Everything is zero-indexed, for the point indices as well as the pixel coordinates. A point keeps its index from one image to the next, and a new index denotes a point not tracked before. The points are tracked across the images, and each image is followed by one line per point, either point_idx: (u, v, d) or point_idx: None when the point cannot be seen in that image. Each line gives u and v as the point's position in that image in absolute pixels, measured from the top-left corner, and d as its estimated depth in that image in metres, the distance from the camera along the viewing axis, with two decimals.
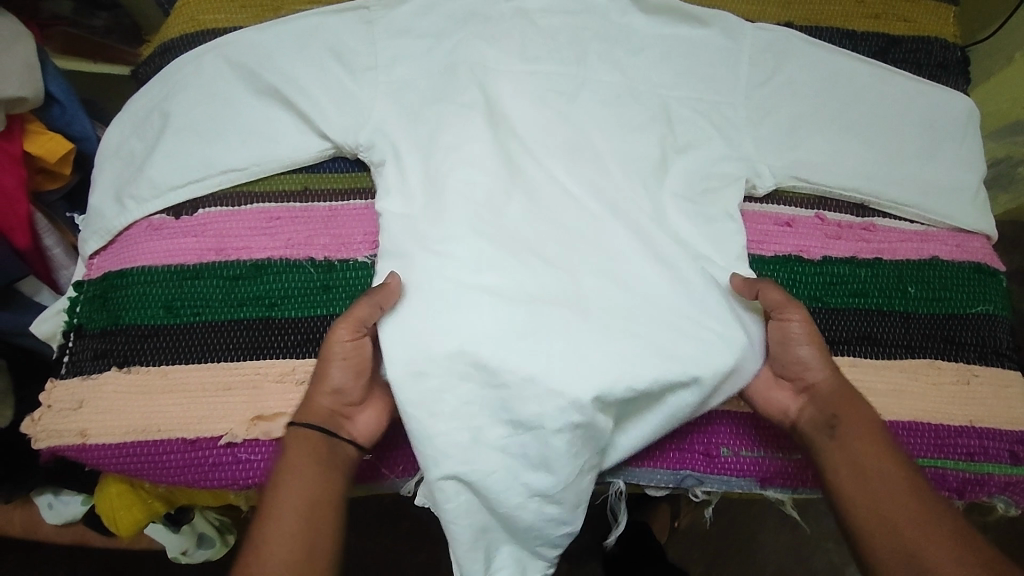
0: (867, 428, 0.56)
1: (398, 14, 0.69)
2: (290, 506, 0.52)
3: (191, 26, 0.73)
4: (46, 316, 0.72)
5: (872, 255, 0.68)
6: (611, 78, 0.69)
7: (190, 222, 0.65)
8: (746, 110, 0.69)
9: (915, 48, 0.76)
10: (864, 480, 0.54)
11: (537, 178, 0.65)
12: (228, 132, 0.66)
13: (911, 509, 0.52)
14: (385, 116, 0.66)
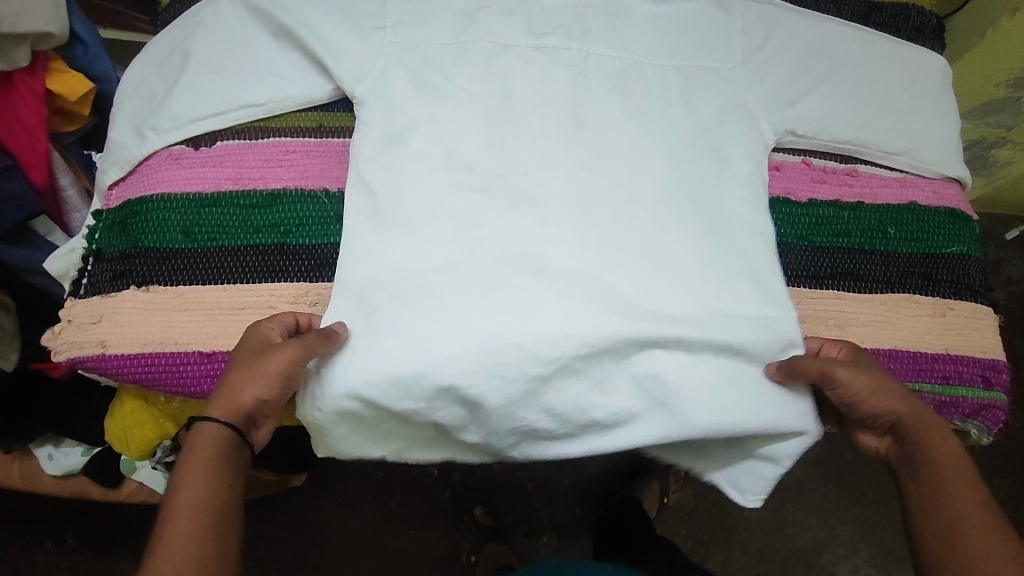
0: (940, 462, 0.59)
1: None
2: (190, 509, 0.53)
3: None
4: (59, 253, 0.70)
5: (854, 199, 0.72)
6: (612, 40, 0.75)
7: (210, 154, 0.68)
8: (736, 67, 0.74)
9: (894, 14, 0.81)
10: (936, 503, 0.58)
11: (537, 127, 0.70)
12: (247, 71, 0.69)
13: (979, 526, 0.56)
14: (396, 62, 0.69)
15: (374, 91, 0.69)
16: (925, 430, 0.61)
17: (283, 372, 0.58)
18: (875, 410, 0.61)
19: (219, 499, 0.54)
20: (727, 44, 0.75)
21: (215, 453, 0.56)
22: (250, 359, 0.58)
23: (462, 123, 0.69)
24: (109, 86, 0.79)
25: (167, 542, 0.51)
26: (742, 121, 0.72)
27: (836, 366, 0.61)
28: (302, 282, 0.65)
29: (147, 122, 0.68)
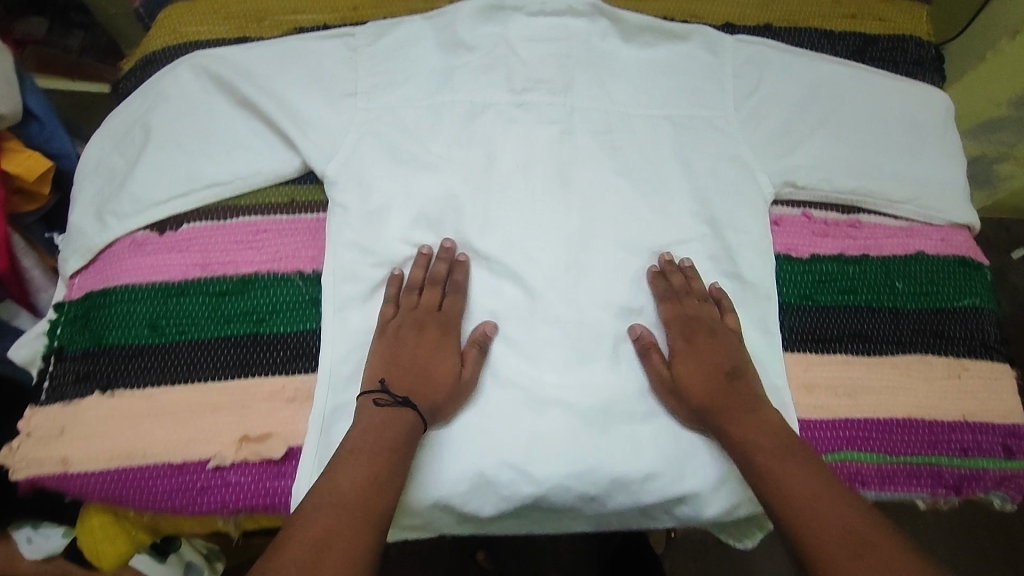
0: (769, 447, 0.56)
1: (382, 45, 0.72)
2: (347, 477, 0.51)
3: (173, 38, 0.71)
4: (24, 341, 0.66)
5: (860, 251, 0.68)
6: (597, 97, 0.72)
7: (176, 239, 0.64)
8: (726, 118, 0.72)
9: (891, 47, 0.77)
10: (785, 488, 0.53)
11: (518, 193, 0.67)
12: (213, 149, 0.66)
13: (832, 511, 0.50)
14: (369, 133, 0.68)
15: (345, 168, 0.67)
16: (760, 449, 0.56)
17: (462, 390, 0.59)
18: (693, 386, 0.60)
19: (380, 486, 0.52)
20: (717, 92, 0.73)
21: (389, 437, 0.54)
22: (441, 364, 0.60)
23: (442, 194, 0.66)
24: (69, 162, 0.75)
25: (307, 518, 0.49)
26: (736, 174, 0.69)
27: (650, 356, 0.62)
28: (277, 376, 0.60)
29: (108, 206, 0.64)
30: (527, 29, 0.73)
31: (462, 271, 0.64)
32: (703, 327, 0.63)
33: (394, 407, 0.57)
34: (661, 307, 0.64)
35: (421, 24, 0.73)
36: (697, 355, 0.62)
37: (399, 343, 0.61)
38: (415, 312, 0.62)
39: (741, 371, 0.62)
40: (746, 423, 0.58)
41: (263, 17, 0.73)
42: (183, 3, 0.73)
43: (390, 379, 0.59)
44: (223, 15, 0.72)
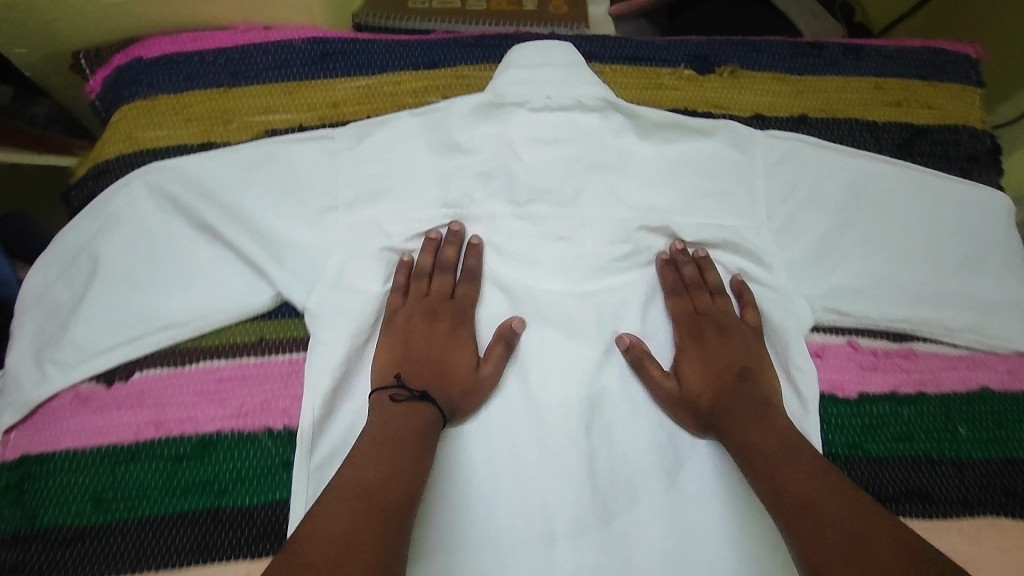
0: (770, 443, 0.51)
1: (364, 150, 0.63)
2: (357, 475, 0.46)
3: (129, 145, 0.62)
4: None
5: (913, 388, 0.60)
6: (608, 206, 0.64)
7: (128, 391, 0.56)
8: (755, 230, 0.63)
9: (942, 139, 0.67)
10: (784, 481, 0.48)
11: (525, 328, 0.61)
12: (172, 280, 0.58)
13: (837, 502, 0.44)
14: (355, 256, 0.60)
15: (327, 300, 0.58)
16: (763, 449, 0.51)
17: (481, 386, 0.58)
18: (692, 381, 0.58)
19: (403, 480, 0.47)
20: (747, 199, 0.64)
21: (408, 433, 0.50)
22: (457, 358, 0.58)
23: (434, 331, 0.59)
24: (10, 287, 0.66)
25: (315, 523, 0.42)
26: (764, 303, 0.62)
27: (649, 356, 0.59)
28: (239, 562, 0.51)
29: (50, 352, 0.56)
30: (530, 127, 0.65)
31: (475, 255, 0.62)
32: (713, 322, 0.61)
33: (410, 403, 0.53)
34: (670, 302, 0.63)
35: (409, 120, 0.64)
36: (705, 354, 0.59)
37: (411, 329, 0.59)
38: (427, 299, 0.61)
39: (752, 370, 0.58)
40: (748, 429, 0.53)
41: (232, 117, 0.63)
42: (141, 102, 0.63)
43: (405, 372, 0.56)
44: (186, 116, 0.63)
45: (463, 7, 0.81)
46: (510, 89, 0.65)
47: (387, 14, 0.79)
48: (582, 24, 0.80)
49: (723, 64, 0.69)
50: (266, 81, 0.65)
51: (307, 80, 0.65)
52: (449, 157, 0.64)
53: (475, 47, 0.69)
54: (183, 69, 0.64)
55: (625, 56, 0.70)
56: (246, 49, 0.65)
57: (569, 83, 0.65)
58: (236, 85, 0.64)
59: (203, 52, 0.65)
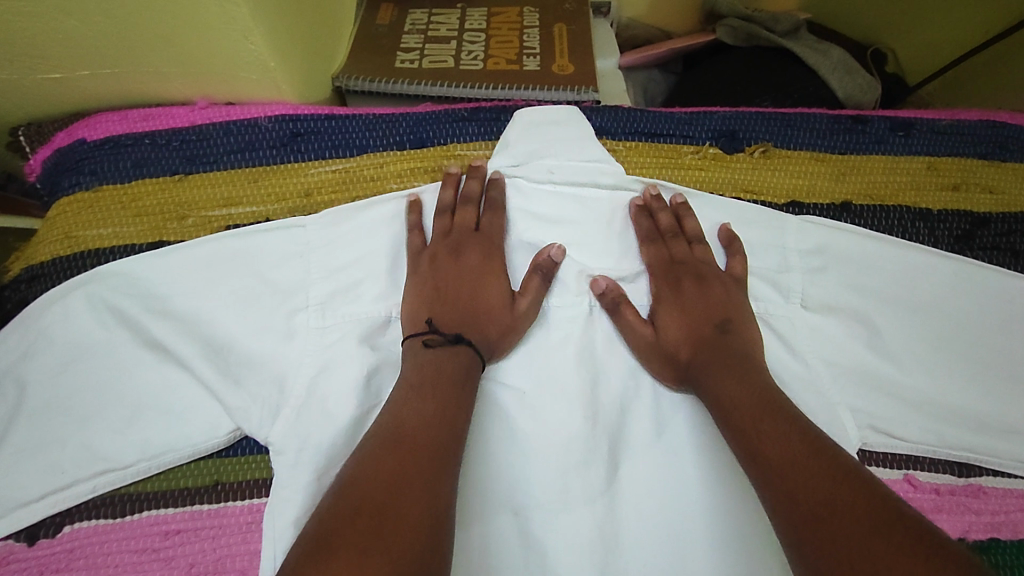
0: (752, 410, 0.44)
1: (338, 242, 0.54)
2: (394, 432, 0.40)
3: (64, 247, 0.53)
4: None
5: (987, 534, 0.49)
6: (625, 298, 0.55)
7: (53, 548, 0.46)
8: (798, 329, 0.54)
9: (1007, 230, 0.58)
10: (771, 446, 0.41)
11: (526, 446, 0.48)
12: (108, 409, 0.49)
13: (821, 474, 0.38)
14: (324, 367, 0.49)
15: (295, 431, 0.47)
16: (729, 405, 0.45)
17: (517, 326, 0.51)
18: (668, 332, 0.51)
19: (441, 430, 0.41)
20: (783, 295, 0.55)
21: (443, 379, 0.44)
22: (490, 297, 0.51)
23: None
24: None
25: (352, 484, 0.37)
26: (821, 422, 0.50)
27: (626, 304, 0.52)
28: None
29: None
30: (533, 211, 0.56)
31: (497, 188, 0.55)
32: (691, 271, 0.53)
33: (446, 348, 0.46)
34: (645, 251, 0.55)
35: (394, 208, 0.55)
36: (684, 302, 0.52)
37: (440, 268, 0.52)
38: (452, 234, 0.53)
39: (735, 321, 0.51)
40: (730, 385, 0.46)
41: (186, 211, 0.55)
42: (81, 194, 0.55)
43: (438, 317, 0.49)
44: (134, 211, 0.55)
45: (456, 66, 0.74)
46: (527, 163, 0.57)
47: (372, 77, 0.71)
48: (591, 86, 0.71)
49: (754, 142, 0.61)
50: (228, 166, 0.56)
51: (275, 165, 0.57)
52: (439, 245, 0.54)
53: (469, 122, 0.60)
54: (132, 154, 0.56)
55: (642, 130, 0.61)
56: (205, 129, 0.57)
57: (586, 156, 0.58)
58: (192, 172, 0.56)
59: (155, 134, 0.57)
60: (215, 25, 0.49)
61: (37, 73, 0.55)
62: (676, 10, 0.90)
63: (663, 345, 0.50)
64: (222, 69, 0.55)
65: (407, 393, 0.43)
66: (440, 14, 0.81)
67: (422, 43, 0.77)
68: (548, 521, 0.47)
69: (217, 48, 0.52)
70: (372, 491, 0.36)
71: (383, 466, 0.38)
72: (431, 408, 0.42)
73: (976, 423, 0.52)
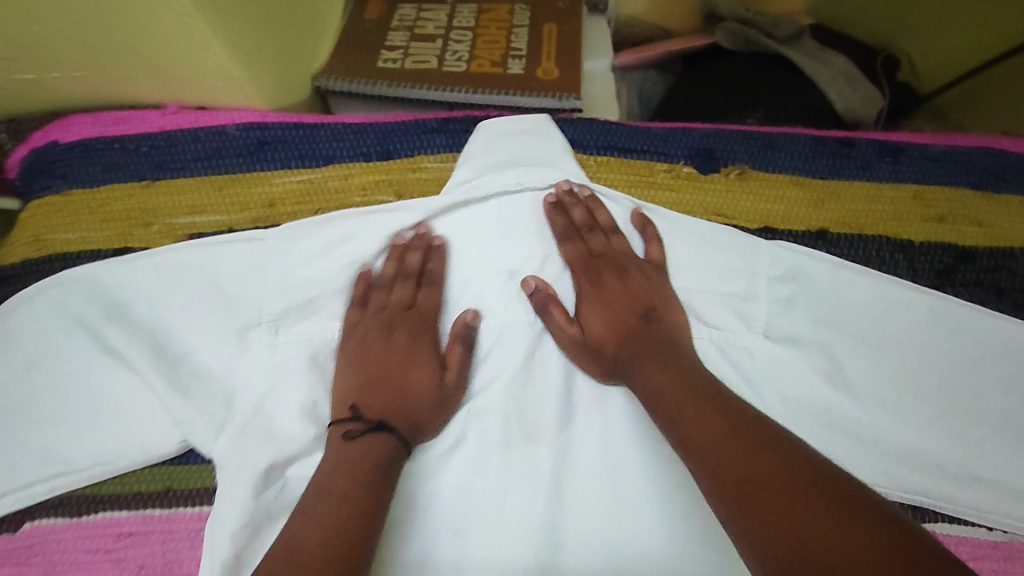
0: (678, 389, 0.44)
1: (297, 253, 0.54)
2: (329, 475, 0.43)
3: (36, 250, 0.55)
4: None
5: None
6: None
7: (13, 544, 0.48)
8: (758, 361, 0.53)
9: (993, 265, 0.56)
10: (698, 419, 0.42)
11: (468, 465, 0.49)
12: (70, 412, 0.50)
13: (743, 444, 0.39)
14: (278, 385, 0.50)
15: (240, 445, 0.48)
16: (683, 430, 0.42)
17: (448, 401, 0.50)
18: (592, 329, 0.51)
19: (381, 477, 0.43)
20: (747, 323, 0.54)
21: (366, 475, 0.43)
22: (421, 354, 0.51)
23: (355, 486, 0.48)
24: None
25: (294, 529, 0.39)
26: None
27: (553, 304, 0.52)
28: None
29: None
30: (495, 228, 0.55)
31: (439, 257, 0.54)
32: (612, 264, 0.53)
33: (368, 438, 0.46)
34: (564, 249, 0.54)
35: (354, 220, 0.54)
36: (606, 297, 0.52)
37: (368, 350, 0.51)
38: (385, 311, 0.53)
39: (659, 310, 0.51)
40: (656, 372, 0.46)
41: (152, 219, 0.55)
42: (53, 198, 0.56)
43: (362, 402, 0.48)
44: (102, 217, 0.56)
45: (439, 68, 0.73)
46: (496, 172, 0.56)
47: (352, 78, 0.70)
48: (574, 94, 0.69)
49: (732, 162, 0.58)
50: (194, 173, 0.57)
51: (240, 173, 0.57)
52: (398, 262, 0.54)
53: (437, 133, 0.58)
54: (102, 159, 0.57)
55: (614, 145, 0.59)
56: (173, 135, 0.57)
57: (556, 176, 0.56)
58: (160, 178, 0.56)
59: (125, 138, 0.58)
60: (174, 35, 0.49)
61: (11, 76, 0.56)
62: (678, 7, 0.87)
63: (586, 338, 0.51)
64: (188, 76, 0.55)
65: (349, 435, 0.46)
66: (429, 10, 0.79)
67: (408, 41, 0.76)
68: (484, 542, 0.47)
69: (181, 56, 0.52)
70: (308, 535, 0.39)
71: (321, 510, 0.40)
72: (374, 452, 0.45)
73: (939, 467, 0.51)
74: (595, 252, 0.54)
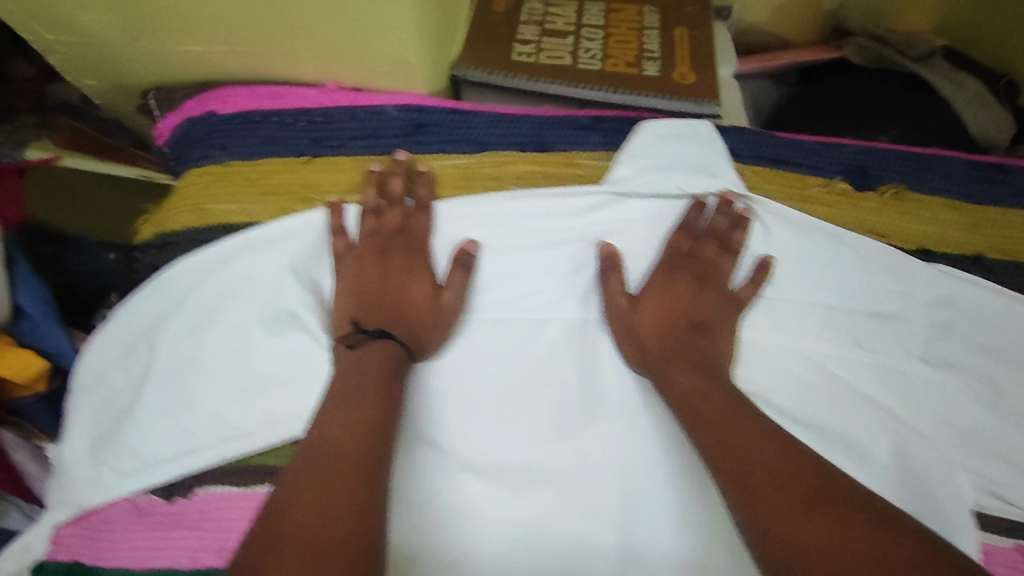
0: (738, 418, 0.46)
1: (472, 229, 0.56)
2: (343, 398, 0.46)
3: (198, 220, 0.56)
4: None
5: None
6: (774, 340, 0.55)
7: (187, 507, 0.50)
8: (909, 381, 0.54)
9: None
10: (753, 438, 0.45)
11: (614, 447, 0.52)
12: (232, 378, 0.52)
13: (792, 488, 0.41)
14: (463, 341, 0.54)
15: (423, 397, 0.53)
16: (776, 448, 0.44)
17: (443, 317, 0.53)
18: (645, 318, 0.52)
19: (384, 415, 0.46)
20: (901, 339, 0.55)
21: (376, 392, 0.46)
22: (412, 290, 0.54)
23: (517, 448, 0.52)
24: (69, 359, 0.59)
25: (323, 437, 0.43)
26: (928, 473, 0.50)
27: (643, 292, 0.53)
28: None
29: (106, 455, 0.52)
30: (651, 229, 0.56)
31: (426, 185, 0.55)
32: (696, 269, 0.53)
33: (368, 344, 0.50)
34: (671, 236, 0.55)
35: (531, 200, 0.55)
36: (671, 298, 0.54)
37: (365, 273, 0.54)
38: (377, 237, 0.55)
39: (711, 325, 0.51)
40: (700, 386, 0.48)
41: (311, 195, 0.56)
42: (212, 167, 0.57)
43: (363, 314, 0.52)
44: (262, 189, 0.56)
45: (573, 64, 0.73)
46: (656, 172, 0.56)
47: (489, 70, 0.70)
48: (712, 99, 0.69)
49: (886, 183, 0.58)
50: (353, 152, 0.57)
51: (398, 154, 0.57)
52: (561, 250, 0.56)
53: (592, 130, 0.58)
54: (261, 131, 0.57)
55: (768, 155, 0.59)
56: (331, 111, 0.57)
57: (716, 180, 0.56)
58: (319, 154, 0.57)
59: (283, 111, 0.58)
60: (360, 15, 0.50)
61: (179, 46, 0.57)
62: (802, 17, 0.85)
63: (631, 329, 0.52)
64: (354, 60, 0.55)
65: (349, 369, 0.48)
66: (557, 5, 0.79)
67: (539, 35, 0.76)
68: (637, 523, 0.50)
69: (354, 39, 0.53)
70: (338, 444, 0.43)
71: (352, 431, 0.44)
72: (381, 386, 0.47)
73: None
74: (676, 258, 0.54)
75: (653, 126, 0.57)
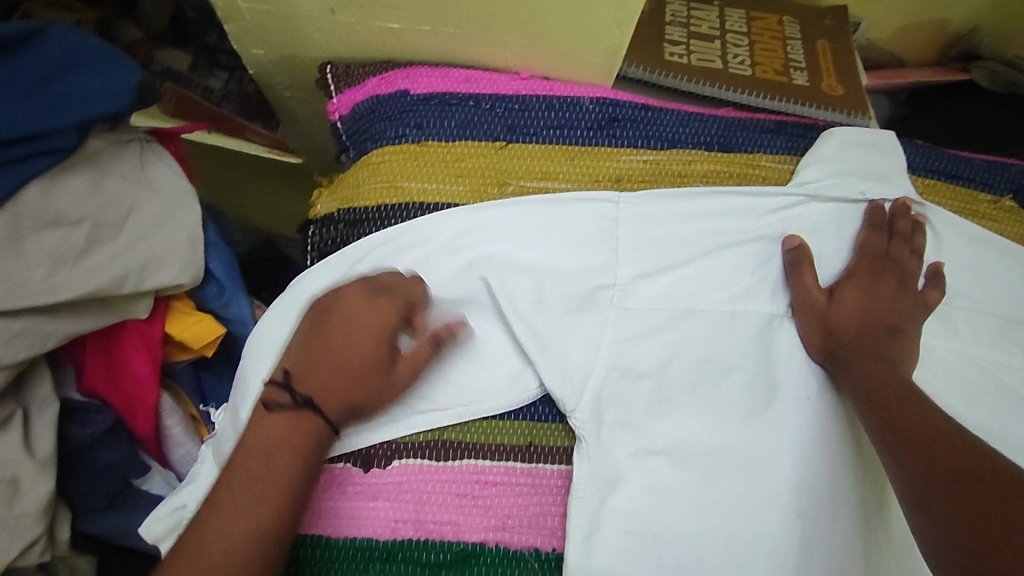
0: (910, 400, 0.47)
1: (659, 211, 0.56)
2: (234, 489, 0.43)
3: (391, 195, 0.56)
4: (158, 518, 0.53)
5: None
6: (947, 346, 0.56)
7: (384, 479, 0.51)
8: None
9: None
10: (927, 416, 0.45)
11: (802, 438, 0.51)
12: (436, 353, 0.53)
13: (958, 460, 0.42)
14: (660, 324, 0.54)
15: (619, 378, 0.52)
16: (937, 429, 0.44)
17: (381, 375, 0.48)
18: (843, 303, 0.53)
19: (265, 515, 0.42)
20: None
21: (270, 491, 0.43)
22: (360, 346, 0.47)
23: (707, 434, 0.51)
24: (242, 328, 0.62)
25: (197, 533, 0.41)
26: None
27: (842, 285, 0.54)
28: None
29: None
30: (836, 232, 0.57)
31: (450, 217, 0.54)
32: (895, 272, 0.54)
33: (284, 413, 0.46)
34: (862, 235, 0.56)
35: (725, 196, 0.57)
36: (874, 288, 0.54)
37: (322, 317, 0.49)
38: (371, 286, 0.50)
39: (903, 328, 0.53)
40: (877, 369, 0.50)
41: (507, 179, 0.57)
42: (407, 146, 0.57)
43: (297, 367, 0.47)
44: (457, 171, 0.57)
45: (724, 68, 0.74)
46: (843, 178, 0.58)
47: (650, 68, 0.72)
48: (862, 112, 0.71)
49: None
50: (548, 140, 0.58)
51: (592, 145, 0.58)
52: (751, 243, 0.56)
53: (777, 134, 0.61)
54: (457, 114, 0.58)
55: (941, 169, 0.61)
56: (527, 100, 0.59)
57: (899, 189, 0.58)
58: (514, 140, 0.58)
59: (479, 96, 0.59)
60: (589, 5, 0.52)
61: (379, 22, 0.58)
62: (922, 39, 0.88)
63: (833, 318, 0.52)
64: (560, 48, 0.57)
65: (253, 449, 0.44)
66: (698, 9, 0.80)
67: (686, 37, 0.77)
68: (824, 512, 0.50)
69: (571, 27, 0.54)
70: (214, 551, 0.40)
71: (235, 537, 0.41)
72: (274, 477, 0.43)
73: None
74: (868, 262, 0.55)
75: (844, 132, 0.59)
